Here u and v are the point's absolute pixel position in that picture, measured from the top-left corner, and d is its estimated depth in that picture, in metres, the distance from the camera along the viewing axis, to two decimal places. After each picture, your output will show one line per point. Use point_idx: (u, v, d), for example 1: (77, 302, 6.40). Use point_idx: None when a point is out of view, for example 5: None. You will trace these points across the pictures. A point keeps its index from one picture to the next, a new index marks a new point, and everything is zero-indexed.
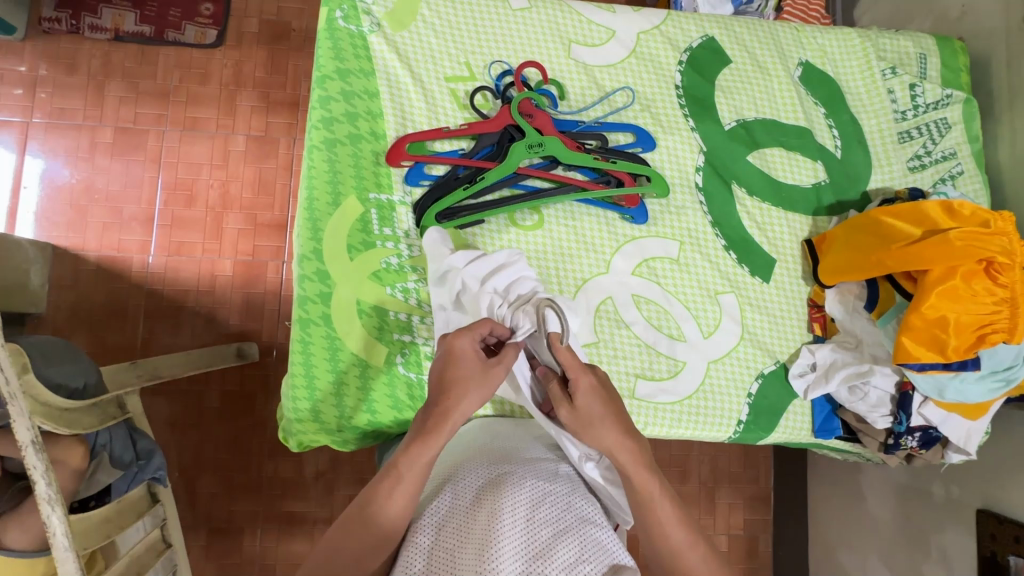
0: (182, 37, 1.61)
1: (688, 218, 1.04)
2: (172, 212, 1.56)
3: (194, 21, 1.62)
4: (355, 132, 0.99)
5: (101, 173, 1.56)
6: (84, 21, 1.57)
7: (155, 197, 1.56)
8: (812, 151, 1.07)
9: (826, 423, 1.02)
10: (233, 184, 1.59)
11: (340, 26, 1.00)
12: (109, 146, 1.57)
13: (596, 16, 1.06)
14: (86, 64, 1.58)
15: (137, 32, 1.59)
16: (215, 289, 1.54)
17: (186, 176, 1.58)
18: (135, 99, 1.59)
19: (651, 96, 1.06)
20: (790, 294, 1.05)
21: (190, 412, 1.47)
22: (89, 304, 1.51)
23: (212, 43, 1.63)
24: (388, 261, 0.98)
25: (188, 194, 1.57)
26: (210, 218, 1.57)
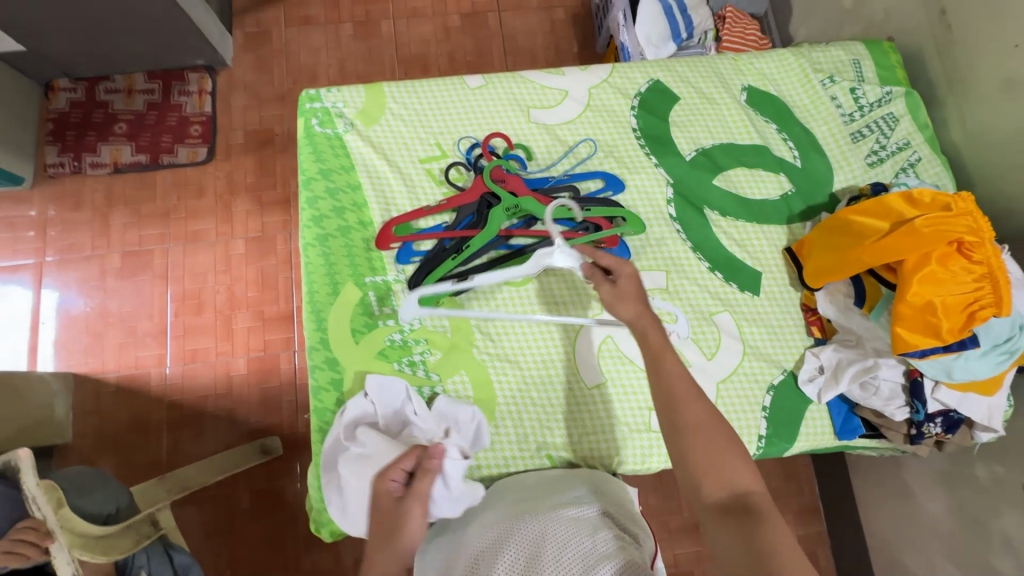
0: (176, 159, 1.74)
1: (669, 247, 1.08)
2: (183, 321, 1.63)
3: (185, 142, 1.76)
4: (343, 225, 1.06)
5: (113, 296, 1.64)
6: (86, 161, 1.71)
7: (166, 310, 1.64)
8: (773, 165, 1.13)
9: (847, 423, 1.02)
10: (238, 285, 1.67)
11: (317, 132, 1.09)
12: (119, 271, 1.66)
13: (547, 81, 1.15)
14: (90, 198, 1.70)
15: (134, 161, 1.73)
16: (232, 389, 1.59)
17: (193, 286, 1.66)
18: (138, 223, 1.69)
19: (613, 142, 1.13)
20: (782, 303, 1.07)
21: (222, 517, 1.47)
22: (113, 425, 1.55)
23: (204, 159, 1.75)
24: (391, 338, 1.01)
25: (197, 302, 1.65)
26: (220, 321, 1.64)
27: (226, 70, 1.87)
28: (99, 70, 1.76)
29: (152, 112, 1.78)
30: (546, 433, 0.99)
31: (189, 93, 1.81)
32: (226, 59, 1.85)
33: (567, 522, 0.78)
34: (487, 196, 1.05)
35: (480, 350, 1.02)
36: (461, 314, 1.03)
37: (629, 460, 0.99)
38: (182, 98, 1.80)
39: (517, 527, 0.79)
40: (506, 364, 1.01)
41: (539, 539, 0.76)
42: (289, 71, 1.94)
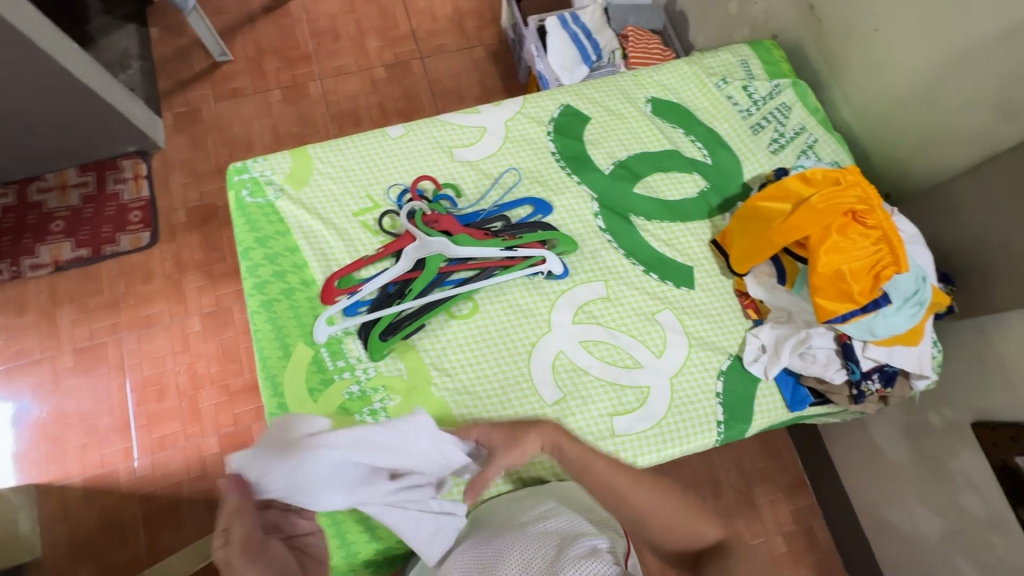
0: (120, 248, 1.74)
1: (604, 258, 1.14)
2: (146, 409, 1.60)
3: (126, 230, 1.76)
4: (286, 287, 1.08)
5: (69, 396, 1.59)
6: (25, 264, 1.69)
7: (126, 400, 1.60)
8: (686, 166, 1.20)
9: (796, 394, 1.07)
10: (199, 363, 1.65)
11: (248, 202, 1.12)
12: (73, 369, 1.62)
13: (464, 121, 1.21)
14: (33, 301, 1.67)
15: (76, 256, 1.71)
16: (207, 470, 1.55)
17: (152, 371, 1.63)
18: (87, 317, 1.67)
19: (535, 168, 1.19)
20: (717, 292, 1.13)
21: None
22: (85, 530, 1.49)
23: (148, 243, 1.75)
24: (349, 390, 1.02)
25: (158, 387, 1.62)
26: (184, 403, 1.61)
27: (160, 152, 1.89)
28: (29, 171, 1.75)
29: (89, 205, 1.77)
30: (515, 456, 1.01)
31: (125, 180, 1.82)
32: (158, 140, 1.87)
33: (530, 541, 0.82)
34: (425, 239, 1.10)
35: (438, 387, 1.04)
36: (415, 355, 1.05)
37: None
38: (118, 186, 1.81)
39: (480, 549, 0.84)
40: (465, 397, 1.03)
41: (504, 556, 0.80)
42: (224, 144, 1.97)
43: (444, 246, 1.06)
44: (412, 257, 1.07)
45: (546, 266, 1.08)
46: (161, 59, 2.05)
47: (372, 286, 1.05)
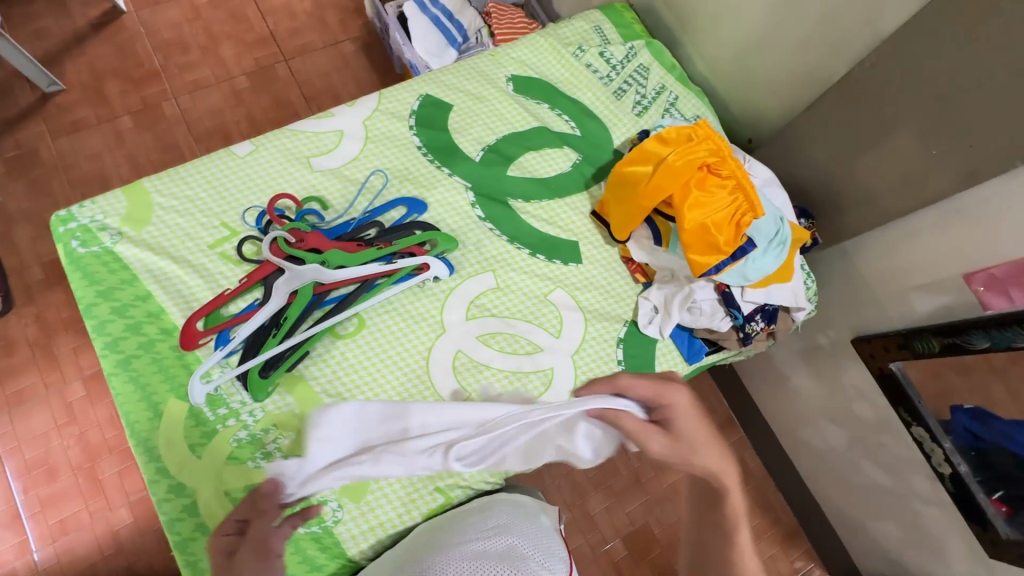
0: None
1: (489, 248, 1.11)
2: (38, 494, 1.44)
3: None
4: (144, 340, 0.97)
5: None
6: None
7: (11, 490, 1.44)
8: (556, 142, 1.19)
9: (692, 347, 1.11)
10: (91, 431, 1.50)
11: (81, 253, 0.99)
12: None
13: (318, 127, 1.13)
14: None
15: None
16: (122, 544, 1.43)
17: (35, 452, 1.47)
18: None
19: (402, 166, 1.13)
20: (604, 262, 1.14)
21: None
22: None
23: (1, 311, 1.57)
24: (237, 438, 0.94)
25: (47, 467, 1.46)
26: (81, 478, 1.47)
27: None
28: None
29: None
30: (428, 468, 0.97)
31: None
32: None
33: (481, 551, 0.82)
34: (293, 261, 1.00)
35: None
36: (303, 386, 0.98)
37: None
38: None
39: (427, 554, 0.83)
40: None
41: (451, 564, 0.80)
42: (72, 186, 1.76)
43: (319, 271, 0.97)
44: (285, 290, 0.97)
45: (431, 272, 1.04)
46: None
47: (245, 330, 0.95)
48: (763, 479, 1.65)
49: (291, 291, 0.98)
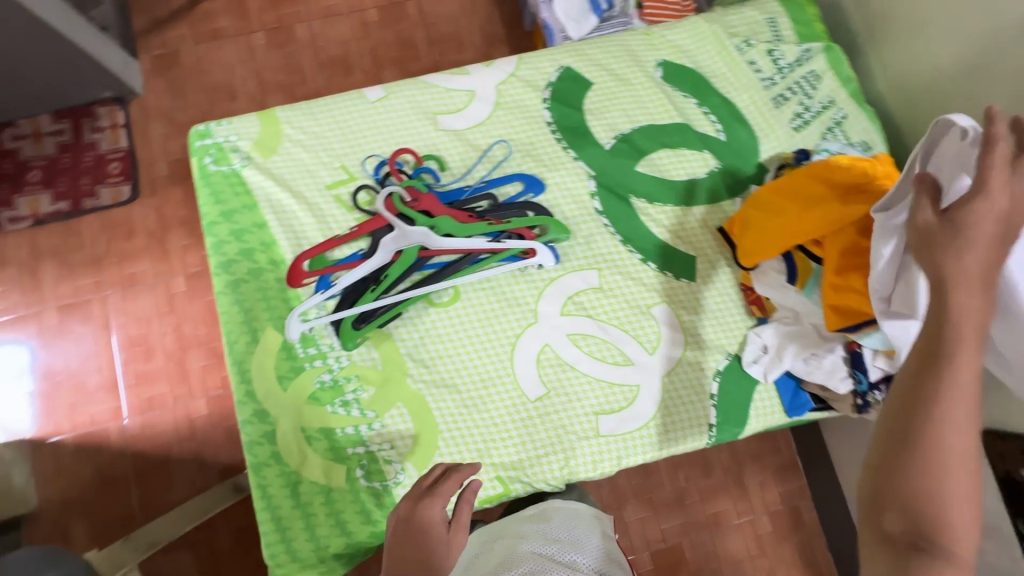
0: (100, 202, 1.66)
1: (599, 244, 1.04)
2: (134, 369, 1.57)
3: (105, 182, 1.67)
4: (254, 267, 1.00)
5: (57, 354, 1.57)
6: (3, 216, 1.62)
7: (113, 360, 1.58)
8: (696, 143, 1.07)
9: (796, 399, 1.01)
10: (186, 324, 1.61)
11: (212, 171, 1.02)
12: (60, 327, 1.58)
13: (452, 83, 1.08)
14: (15, 255, 1.61)
15: (55, 210, 1.64)
16: (196, 432, 1.55)
17: (137, 331, 1.60)
18: (71, 274, 1.62)
19: (528, 140, 1.07)
20: (719, 285, 1.04)
21: (205, 561, 1.45)
22: (77, 486, 1.50)
23: (128, 198, 1.67)
24: (321, 380, 0.97)
25: (144, 348, 1.59)
26: (172, 364, 1.58)
27: (138, 99, 1.76)
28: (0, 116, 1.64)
29: (65, 155, 1.68)
30: (493, 455, 0.97)
31: (101, 129, 1.71)
32: (136, 87, 1.73)
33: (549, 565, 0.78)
34: (402, 218, 0.98)
35: (414, 379, 0.98)
36: (389, 345, 0.99)
37: (581, 470, 0.98)
38: (95, 135, 1.70)
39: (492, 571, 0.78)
40: (442, 389, 0.98)
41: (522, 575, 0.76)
42: (205, 92, 1.81)
43: (425, 237, 0.95)
44: (388, 248, 0.96)
45: (536, 259, 0.99)
46: None
47: (347, 279, 0.95)
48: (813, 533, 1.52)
49: (396, 250, 0.97)
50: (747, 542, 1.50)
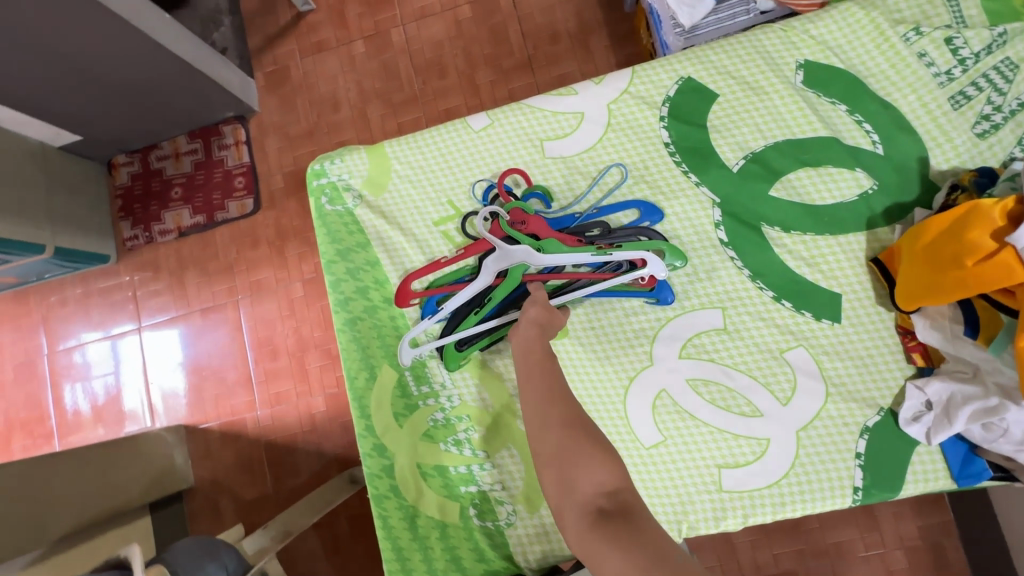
0: (228, 215, 1.80)
1: (722, 280, 0.94)
2: (263, 367, 1.74)
3: (233, 196, 1.82)
4: (369, 304, 1.03)
5: (202, 352, 1.77)
6: (155, 229, 1.83)
7: (246, 358, 1.75)
8: (845, 159, 0.92)
9: (968, 467, 0.85)
10: (304, 327, 1.74)
11: (328, 211, 1.05)
12: (203, 326, 1.78)
13: (559, 105, 1.01)
14: (166, 264, 1.82)
15: (194, 223, 1.81)
16: (316, 426, 1.69)
17: (265, 332, 1.75)
18: (209, 281, 1.80)
19: (643, 164, 0.98)
20: (869, 327, 0.90)
21: (327, 542, 1.60)
22: (224, 465, 1.71)
23: (252, 210, 1.80)
24: (434, 417, 0.99)
25: (271, 347, 1.74)
26: (294, 363, 1.73)
27: (256, 117, 1.86)
28: (147, 141, 1.83)
29: (199, 172, 1.83)
30: None
31: (227, 146, 1.84)
32: (253, 105, 1.83)
33: None
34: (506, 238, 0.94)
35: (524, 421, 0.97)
36: (499, 385, 0.99)
37: (702, 526, 0.92)
38: (222, 153, 1.83)
39: None
40: None
41: None
42: (311, 105, 1.85)
43: (528, 254, 0.90)
44: (491, 268, 0.91)
45: (647, 269, 0.89)
46: (248, 13, 1.90)
47: (452, 303, 0.93)
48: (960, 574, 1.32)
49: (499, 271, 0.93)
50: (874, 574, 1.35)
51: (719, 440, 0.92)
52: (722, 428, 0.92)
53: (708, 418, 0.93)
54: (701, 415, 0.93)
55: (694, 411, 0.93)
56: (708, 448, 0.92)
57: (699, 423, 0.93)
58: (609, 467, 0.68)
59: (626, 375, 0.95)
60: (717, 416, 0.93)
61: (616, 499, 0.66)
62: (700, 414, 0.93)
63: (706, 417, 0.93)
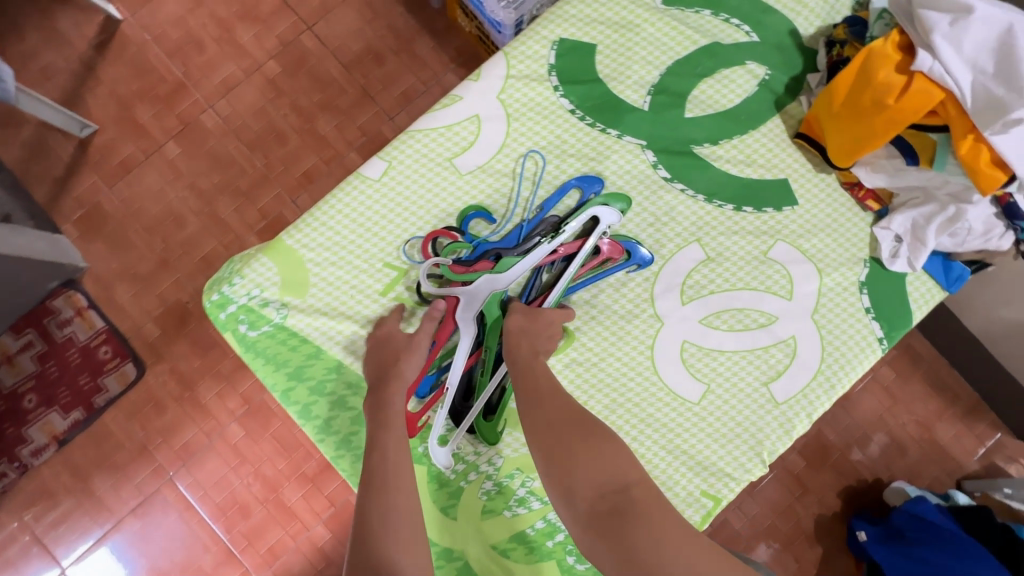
0: (111, 393, 1.44)
1: (684, 214, 0.93)
2: (240, 531, 1.43)
3: (105, 371, 1.44)
4: (354, 412, 0.89)
5: (159, 555, 1.42)
6: (24, 454, 1.41)
7: (215, 533, 1.43)
8: (732, 58, 0.94)
9: (950, 274, 0.92)
10: (264, 467, 1.44)
11: (255, 338, 0.89)
12: (143, 527, 1.42)
13: (449, 116, 0.92)
14: (58, 484, 1.42)
15: (72, 422, 1.43)
16: (331, 558, 1.43)
17: (222, 495, 1.43)
18: (125, 474, 1.43)
19: (559, 139, 0.93)
20: (821, 195, 0.94)
21: None
22: None
23: (137, 374, 1.45)
24: (485, 489, 0.89)
25: (238, 506, 1.44)
26: (272, 506, 1.44)
27: (88, 272, 1.48)
28: None
29: (48, 365, 1.44)
30: (683, 474, 0.89)
31: (68, 321, 1.45)
32: (79, 262, 1.45)
33: None
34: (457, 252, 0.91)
35: None
36: None
37: (779, 446, 0.90)
38: (66, 330, 1.45)
39: None
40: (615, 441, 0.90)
41: None
42: (150, 234, 1.49)
43: (491, 282, 0.86)
44: (468, 321, 0.86)
45: (602, 224, 0.88)
46: (18, 163, 1.47)
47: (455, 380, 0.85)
48: (934, 359, 1.41)
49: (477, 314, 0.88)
50: (879, 397, 1.40)
51: (755, 358, 0.91)
52: (750, 344, 0.91)
53: (735, 343, 0.91)
54: (727, 345, 0.91)
55: (719, 344, 0.91)
56: (749, 369, 0.91)
57: (730, 352, 0.91)
58: (607, 459, 0.71)
59: (644, 343, 0.91)
60: (742, 337, 0.92)
61: (623, 493, 0.68)
62: (728, 343, 0.91)
63: (734, 341, 0.92)
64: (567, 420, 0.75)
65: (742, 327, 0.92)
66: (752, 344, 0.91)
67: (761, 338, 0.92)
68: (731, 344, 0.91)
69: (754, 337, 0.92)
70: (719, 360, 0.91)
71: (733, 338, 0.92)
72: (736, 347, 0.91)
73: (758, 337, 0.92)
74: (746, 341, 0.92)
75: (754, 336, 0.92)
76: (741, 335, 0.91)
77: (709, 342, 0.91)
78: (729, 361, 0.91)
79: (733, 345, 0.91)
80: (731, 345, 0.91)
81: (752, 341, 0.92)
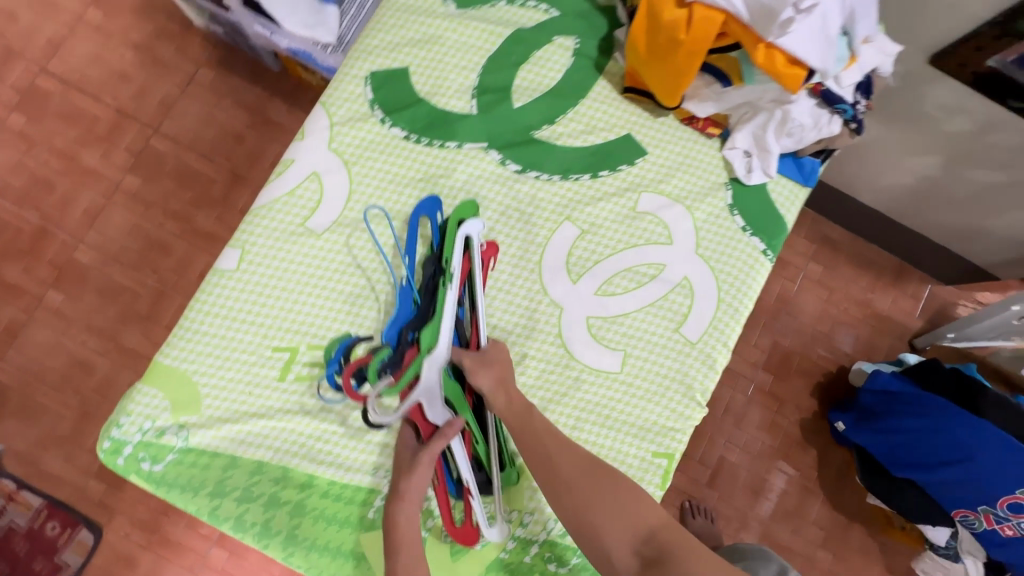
0: (73, 567, 1.30)
1: (547, 196, 0.94)
2: None
3: (58, 546, 1.30)
4: (291, 504, 0.84)
5: None
6: None
7: None
8: (541, 38, 0.96)
9: (803, 169, 0.96)
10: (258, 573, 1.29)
11: (163, 471, 0.84)
12: None
13: (287, 183, 0.91)
14: None
15: None
16: None
17: None
18: None
19: (403, 166, 0.92)
20: (667, 137, 0.97)
21: None
22: None
23: (95, 538, 1.30)
24: (448, 532, 0.87)
25: None
26: None
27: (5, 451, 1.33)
28: None
29: None
30: (631, 443, 0.90)
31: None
32: None
33: None
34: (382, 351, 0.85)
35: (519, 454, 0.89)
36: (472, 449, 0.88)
37: (708, 383, 0.92)
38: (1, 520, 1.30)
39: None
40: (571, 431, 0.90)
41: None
42: (60, 391, 1.35)
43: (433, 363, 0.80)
44: (442, 415, 0.82)
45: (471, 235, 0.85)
46: None
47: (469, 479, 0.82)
48: (852, 242, 1.48)
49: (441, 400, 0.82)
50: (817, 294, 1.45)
51: (658, 309, 0.93)
52: (650, 298, 0.93)
53: (635, 302, 0.93)
54: (629, 306, 0.92)
55: (621, 308, 0.92)
56: (656, 321, 0.92)
57: (634, 312, 0.92)
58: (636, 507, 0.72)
59: (552, 332, 0.91)
60: (640, 294, 0.93)
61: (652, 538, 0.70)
62: (629, 304, 0.92)
63: (634, 301, 0.93)
64: (581, 469, 0.74)
65: (636, 285, 0.93)
66: (651, 297, 0.93)
67: (656, 289, 0.93)
68: (632, 304, 0.92)
69: (650, 290, 0.93)
70: (626, 323, 0.92)
71: (632, 298, 0.93)
72: (638, 306, 0.93)
73: (654, 289, 0.93)
74: (644, 297, 0.93)
75: (650, 290, 0.93)
76: (638, 292, 0.93)
77: (611, 310, 0.92)
78: (636, 321, 0.92)
79: (635, 305, 0.92)
80: (632, 305, 0.92)
81: (650, 295, 0.93)
